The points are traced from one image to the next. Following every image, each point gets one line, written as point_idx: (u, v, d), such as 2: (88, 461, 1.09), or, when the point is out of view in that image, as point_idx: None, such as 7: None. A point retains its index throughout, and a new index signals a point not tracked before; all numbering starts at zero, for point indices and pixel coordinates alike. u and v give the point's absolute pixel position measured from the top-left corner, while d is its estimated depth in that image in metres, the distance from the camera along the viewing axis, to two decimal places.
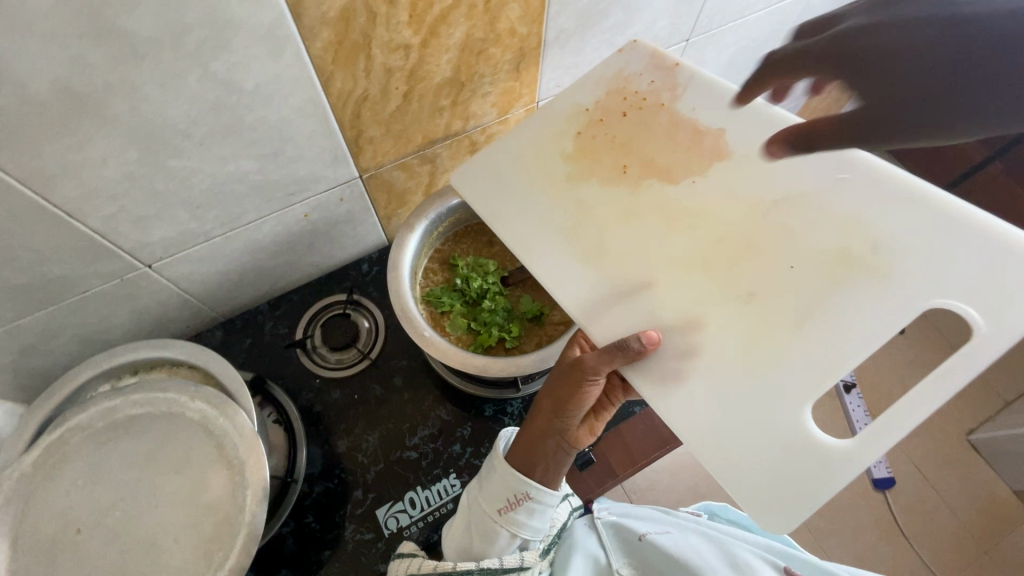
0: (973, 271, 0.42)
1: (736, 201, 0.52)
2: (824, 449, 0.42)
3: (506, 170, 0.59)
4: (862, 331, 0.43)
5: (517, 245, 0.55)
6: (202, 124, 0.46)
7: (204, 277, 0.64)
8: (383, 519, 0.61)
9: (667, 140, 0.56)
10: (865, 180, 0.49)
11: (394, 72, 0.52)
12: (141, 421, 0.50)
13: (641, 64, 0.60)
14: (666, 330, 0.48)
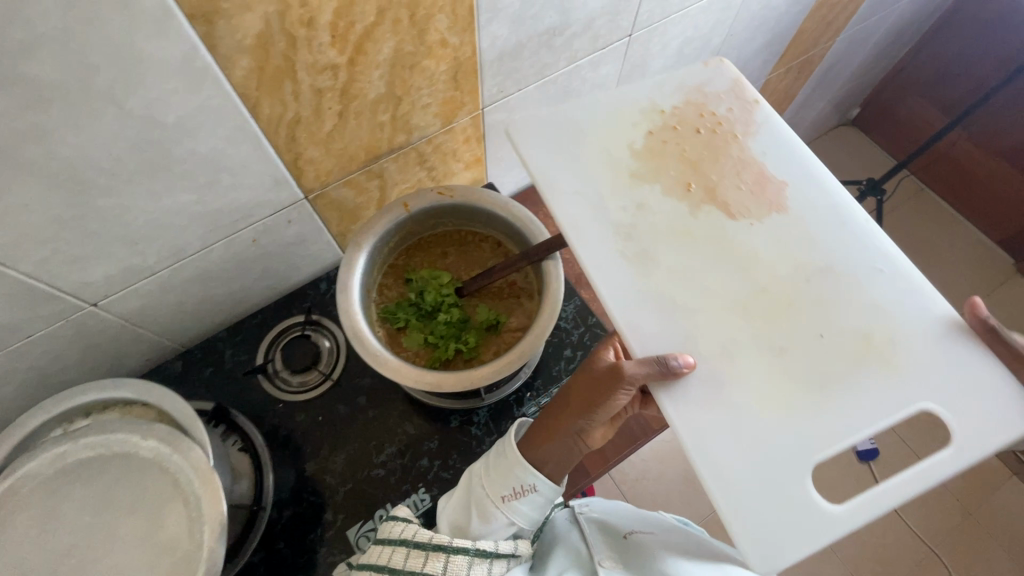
0: (967, 394, 0.49)
1: (785, 259, 0.55)
2: (826, 511, 0.45)
3: (572, 157, 0.59)
4: (875, 397, 0.49)
5: (570, 231, 0.55)
6: (128, 161, 0.46)
7: (156, 310, 0.63)
8: (355, 539, 0.61)
9: (732, 173, 0.58)
10: (889, 269, 0.54)
11: (325, 93, 0.52)
12: (92, 464, 0.50)
13: (724, 87, 0.62)
14: (701, 358, 0.50)
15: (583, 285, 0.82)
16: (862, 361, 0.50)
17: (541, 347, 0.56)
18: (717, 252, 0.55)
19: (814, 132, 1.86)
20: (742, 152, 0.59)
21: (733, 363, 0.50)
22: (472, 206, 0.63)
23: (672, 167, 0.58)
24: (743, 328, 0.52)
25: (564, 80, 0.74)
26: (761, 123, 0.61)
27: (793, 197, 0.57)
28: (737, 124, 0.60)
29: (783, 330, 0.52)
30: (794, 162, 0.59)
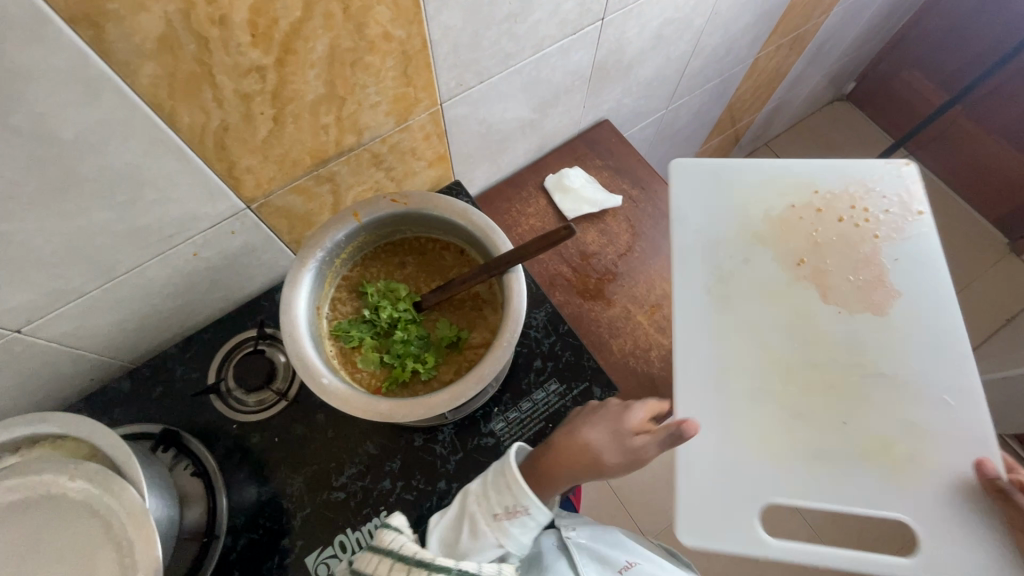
0: (936, 539, 0.56)
1: (854, 349, 0.65)
2: (763, 535, 0.57)
3: (739, 211, 0.72)
4: (861, 487, 0.59)
5: (709, 268, 0.69)
6: (25, 183, 0.41)
7: (93, 331, 0.59)
8: (314, 567, 0.59)
9: (841, 262, 0.69)
10: (940, 420, 0.61)
11: (254, 97, 0.47)
12: (17, 508, 0.47)
13: (894, 193, 0.71)
14: (722, 381, 0.64)
15: (557, 288, 0.78)
16: (869, 460, 0.60)
17: (500, 369, 0.52)
18: (801, 321, 0.67)
19: (808, 109, 1.80)
20: (872, 249, 0.69)
21: (752, 399, 0.63)
22: (430, 214, 0.59)
23: (795, 242, 0.71)
24: (790, 390, 0.64)
25: (531, 70, 0.68)
26: (908, 229, 0.70)
27: (898, 304, 0.67)
28: (885, 228, 0.70)
29: (835, 403, 0.63)
30: (910, 296, 0.67)
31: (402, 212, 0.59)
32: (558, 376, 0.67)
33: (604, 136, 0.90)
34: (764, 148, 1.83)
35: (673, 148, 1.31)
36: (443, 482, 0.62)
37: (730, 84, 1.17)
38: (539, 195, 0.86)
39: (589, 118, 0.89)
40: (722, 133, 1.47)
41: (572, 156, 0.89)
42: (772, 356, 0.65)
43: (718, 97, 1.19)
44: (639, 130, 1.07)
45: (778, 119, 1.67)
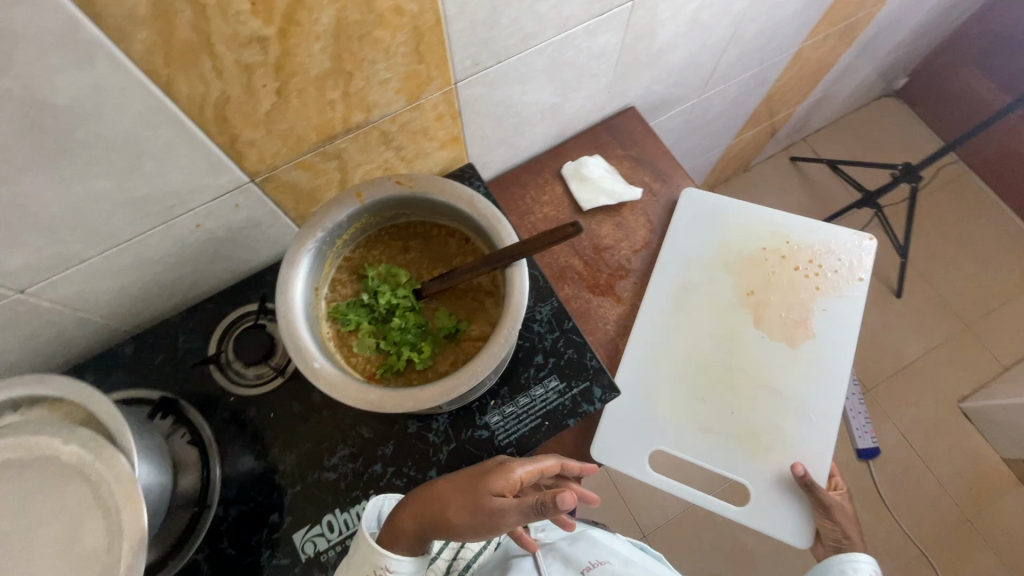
0: (763, 511, 0.72)
1: (766, 363, 0.78)
2: (642, 465, 0.72)
3: (714, 237, 0.84)
4: (728, 455, 0.73)
5: (676, 260, 0.81)
6: (20, 147, 0.40)
7: (97, 296, 0.59)
8: (301, 544, 0.59)
9: (778, 300, 0.81)
10: (805, 431, 0.75)
11: (255, 68, 0.45)
12: (13, 466, 0.48)
13: (847, 257, 0.84)
14: (652, 349, 0.77)
15: (567, 280, 0.76)
16: (739, 442, 0.74)
17: (494, 367, 0.50)
18: (725, 331, 0.79)
19: (853, 104, 1.70)
20: (804, 296, 0.81)
21: (674, 366, 0.77)
22: (435, 200, 0.57)
23: (752, 278, 0.82)
24: (698, 383, 0.76)
25: (553, 51, 0.65)
26: (839, 292, 0.82)
27: (806, 344, 0.79)
28: (829, 283, 0.82)
29: (733, 395, 0.76)
30: (823, 341, 0.79)
31: (406, 195, 0.57)
32: (558, 373, 0.65)
33: (629, 124, 0.86)
34: (802, 143, 1.74)
35: (704, 138, 1.25)
36: (434, 470, 0.61)
37: (769, 74, 1.10)
38: (555, 183, 0.83)
39: (615, 104, 0.85)
40: (757, 126, 1.40)
41: (593, 143, 0.85)
42: (698, 354, 0.77)
43: (756, 87, 1.13)
44: (668, 118, 1.02)
45: (820, 113, 1.59)
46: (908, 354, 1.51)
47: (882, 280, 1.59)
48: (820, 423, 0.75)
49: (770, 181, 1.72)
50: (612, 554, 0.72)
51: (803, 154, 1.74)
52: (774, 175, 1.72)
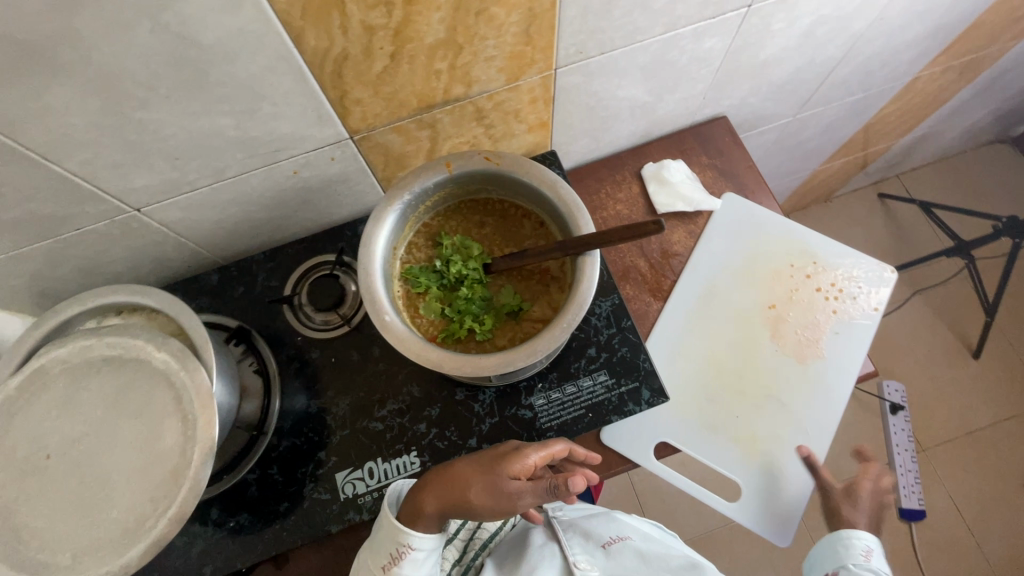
0: (755, 510, 0.69)
1: (781, 371, 0.74)
2: (640, 451, 0.70)
3: (748, 239, 0.79)
4: (724, 453, 0.70)
5: (704, 258, 0.79)
6: (165, 77, 0.44)
7: (198, 224, 0.64)
8: (341, 484, 0.63)
9: (803, 314, 0.76)
10: (806, 443, 0.71)
11: (377, 31, 0.47)
12: (112, 363, 0.53)
13: (877, 283, 0.77)
14: (666, 340, 0.75)
15: (629, 280, 0.76)
16: (736, 442, 0.71)
17: (553, 348, 0.52)
18: (742, 335, 0.75)
19: (959, 146, 1.58)
20: (824, 318, 0.76)
21: (685, 361, 0.74)
22: (519, 180, 0.58)
23: (781, 286, 0.78)
24: (703, 382, 0.73)
25: (657, 49, 0.64)
26: (866, 315, 0.76)
27: (819, 364, 0.74)
28: (851, 309, 0.76)
29: (737, 400, 0.72)
30: (842, 362, 0.74)
31: (491, 171, 0.58)
32: (609, 369, 0.66)
33: (717, 133, 0.84)
34: (894, 180, 1.64)
35: (790, 160, 1.20)
36: (474, 439, 0.64)
37: (873, 102, 1.04)
38: (632, 182, 0.82)
39: (706, 111, 0.83)
40: (849, 155, 1.33)
41: (678, 147, 0.84)
42: (709, 357, 0.75)
43: (857, 114, 1.07)
44: (757, 133, 0.99)
45: (920, 151, 1.49)
46: (975, 420, 1.41)
47: (960, 338, 1.48)
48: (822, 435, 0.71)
49: (851, 215, 1.63)
50: (630, 529, 0.74)
51: (893, 192, 1.63)
52: (857, 209, 1.63)
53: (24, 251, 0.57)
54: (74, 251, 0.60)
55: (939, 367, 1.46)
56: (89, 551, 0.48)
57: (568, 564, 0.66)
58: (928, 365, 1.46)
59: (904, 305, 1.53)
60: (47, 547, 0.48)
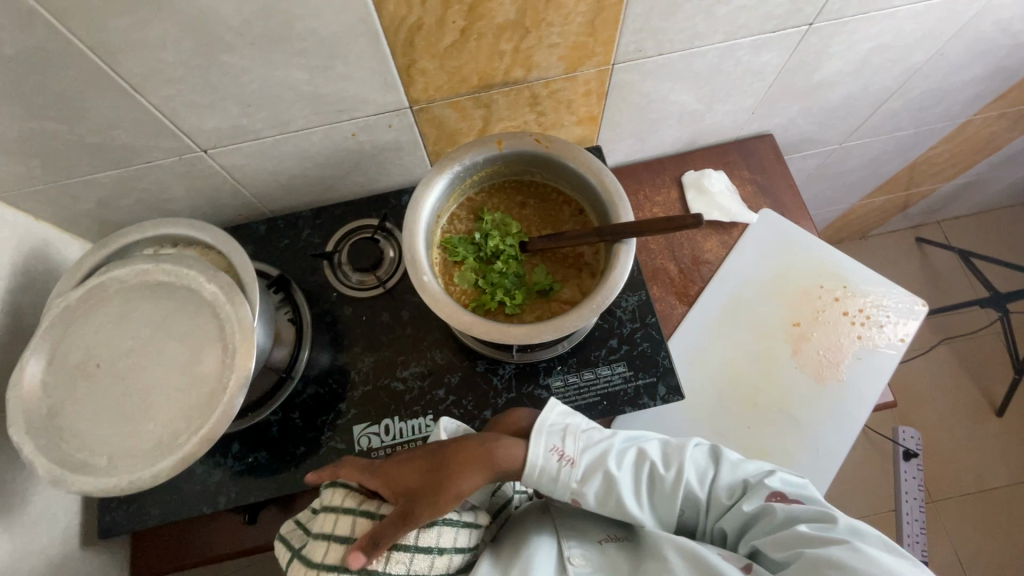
0: None
1: (798, 389, 0.74)
2: None
3: (780, 257, 0.80)
4: None
5: (733, 271, 0.79)
6: (254, 25, 0.48)
7: (255, 173, 0.68)
8: (357, 436, 0.65)
9: (826, 336, 0.76)
10: (815, 462, 0.71)
11: (453, 4, 0.50)
12: (164, 288, 0.56)
13: (906, 313, 0.77)
14: (686, 347, 0.76)
15: (657, 281, 0.78)
16: (745, 453, 0.71)
17: (580, 327, 0.53)
18: (763, 350, 0.76)
19: (1006, 199, 1.55)
20: (848, 342, 0.76)
21: (703, 369, 0.75)
22: (565, 165, 0.60)
23: (808, 307, 0.78)
24: (719, 391, 0.74)
25: (714, 57, 0.66)
26: (890, 345, 0.75)
27: (837, 387, 0.74)
28: (877, 336, 0.76)
29: (750, 412, 0.73)
30: (862, 387, 0.73)
31: (540, 153, 0.60)
32: (628, 361, 0.67)
33: (761, 150, 0.85)
34: (934, 225, 1.61)
35: (830, 190, 1.20)
36: (489, 411, 0.65)
37: (923, 140, 1.04)
38: (672, 187, 0.84)
39: (753, 127, 0.84)
40: (891, 193, 1.31)
41: (721, 159, 0.85)
42: (728, 366, 0.75)
43: (905, 150, 1.07)
44: (801, 157, 0.99)
45: (964, 199, 1.46)
46: (991, 479, 1.37)
47: (984, 393, 1.45)
48: (833, 455, 0.71)
49: (885, 256, 1.61)
50: None
51: (932, 237, 1.61)
52: (892, 250, 1.61)
53: (97, 176, 0.62)
54: (140, 183, 0.64)
55: (959, 419, 1.43)
56: (123, 458, 0.51)
57: None
58: (947, 417, 1.43)
59: (929, 353, 1.50)
60: (87, 448, 0.51)
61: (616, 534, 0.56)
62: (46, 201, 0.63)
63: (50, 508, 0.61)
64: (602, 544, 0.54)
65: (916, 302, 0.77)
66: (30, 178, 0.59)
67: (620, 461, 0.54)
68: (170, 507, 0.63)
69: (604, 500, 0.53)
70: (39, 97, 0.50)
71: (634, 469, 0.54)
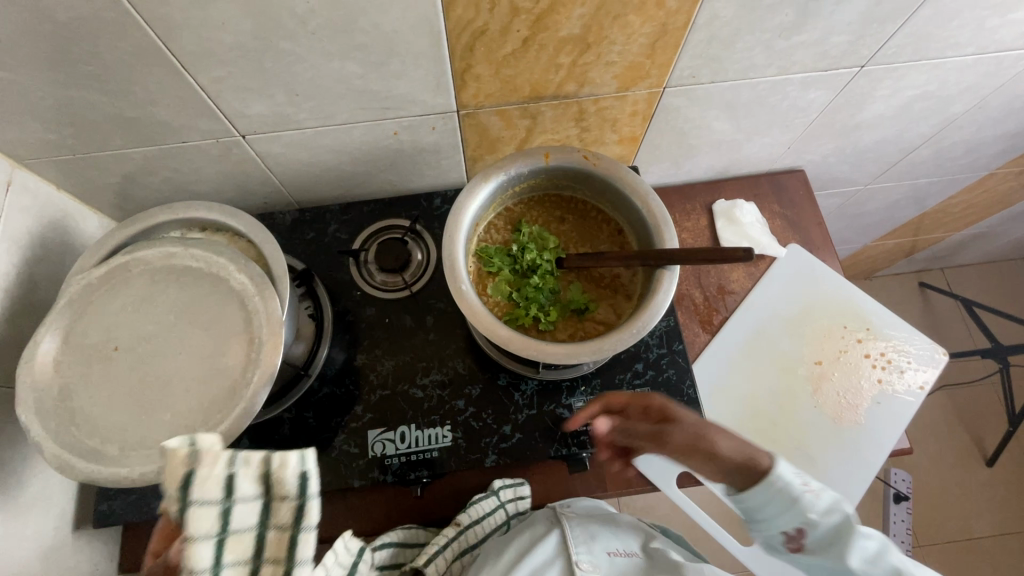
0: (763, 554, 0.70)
1: (816, 428, 0.74)
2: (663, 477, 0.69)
3: (805, 294, 0.80)
4: None
5: (760, 305, 0.79)
6: (318, 14, 0.46)
7: (289, 163, 0.66)
8: (371, 441, 0.63)
9: (846, 378, 0.76)
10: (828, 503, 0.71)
11: (520, 13, 0.50)
12: (192, 274, 0.54)
13: (926, 362, 0.77)
14: (707, 377, 0.76)
15: (682, 307, 0.77)
16: None
17: (619, 350, 0.52)
18: (783, 386, 0.76)
19: (1010, 253, 1.58)
20: (867, 385, 0.76)
21: (723, 399, 0.75)
22: (611, 185, 0.59)
23: (830, 346, 0.78)
24: (737, 424, 0.74)
25: (764, 89, 0.65)
26: (910, 392, 0.75)
27: (855, 430, 0.74)
28: (896, 382, 0.76)
29: (767, 447, 0.73)
30: (878, 432, 0.73)
31: (587, 171, 0.59)
32: (652, 387, 0.66)
33: (792, 185, 0.85)
34: (937, 272, 1.64)
35: (846, 228, 1.21)
36: (508, 426, 0.64)
37: (944, 189, 1.05)
38: (702, 214, 0.83)
39: (786, 162, 0.84)
40: (902, 238, 1.33)
41: (752, 190, 0.85)
42: (747, 400, 0.75)
43: (924, 198, 1.08)
44: (825, 195, 1.00)
45: (970, 249, 1.49)
46: (977, 527, 1.38)
47: (977, 442, 1.46)
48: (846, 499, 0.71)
49: (888, 297, 1.62)
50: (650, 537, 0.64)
51: (935, 284, 1.63)
52: (895, 293, 1.63)
53: (128, 152, 0.60)
54: (171, 163, 0.62)
55: (950, 465, 1.44)
56: (136, 448, 0.49)
57: (569, 564, 0.56)
58: (938, 463, 1.44)
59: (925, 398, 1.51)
60: (98, 435, 0.49)
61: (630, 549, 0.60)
62: (71, 172, 0.61)
63: (45, 491, 0.58)
64: (612, 555, 0.59)
65: (936, 351, 0.78)
66: (59, 147, 0.57)
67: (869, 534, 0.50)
68: None
69: (839, 557, 0.50)
70: (85, 66, 0.48)
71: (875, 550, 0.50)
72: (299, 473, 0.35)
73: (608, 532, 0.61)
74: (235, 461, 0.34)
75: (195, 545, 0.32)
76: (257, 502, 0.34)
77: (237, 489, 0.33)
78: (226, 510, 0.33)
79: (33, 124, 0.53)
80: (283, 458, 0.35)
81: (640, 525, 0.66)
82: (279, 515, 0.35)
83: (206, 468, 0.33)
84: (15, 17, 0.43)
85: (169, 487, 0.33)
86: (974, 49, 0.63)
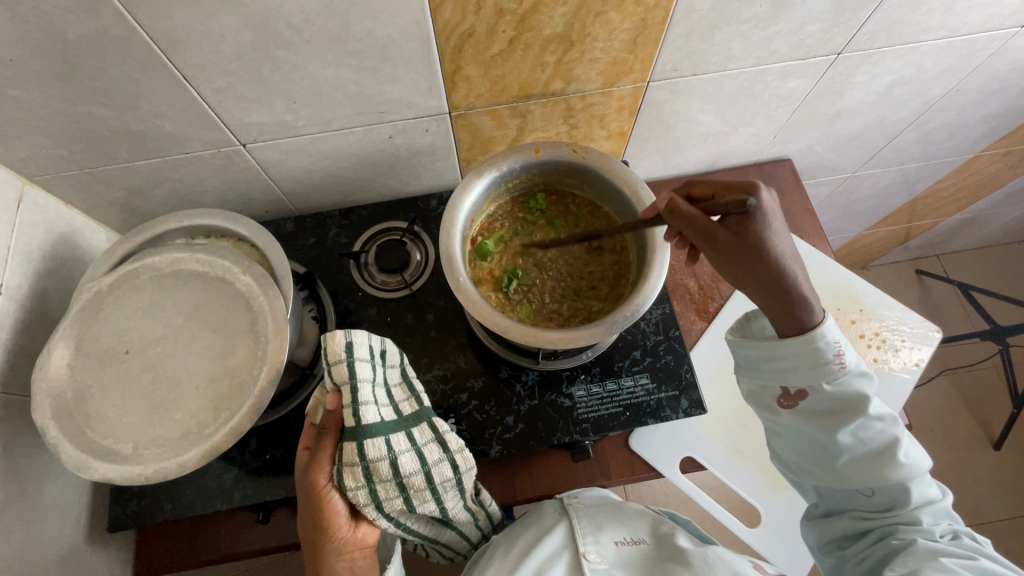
0: (771, 537, 0.71)
1: None
2: (664, 462, 0.70)
3: None
4: (748, 478, 0.72)
5: None
6: (313, 24, 0.49)
7: (290, 170, 0.68)
8: None
9: None
10: None
11: (505, 14, 0.52)
12: (199, 278, 0.56)
13: (914, 337, 0.82)
14: (709, 362, 0.78)
15: (676, 295, 0.78)
16: (761, 471, 0.72)
17: (613, 333, 0.54)
18: None
19: (1003, 237, 1.59)
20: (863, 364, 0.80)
21: (724, 383, 0.77)
22: (600, 176, 0.61)
23: None
24: (739, 409, 0.75)
25: (745, 80, 0.67)
26: (899, 369, 0.79)
27: None
28: (892, 360, 0.80)
29: None
30: None
31: (576, 163, 0.61)
32: (651, 373, 0.67)
33: (779, 172, 0.87)
34: (933, 259, 1.65)
35: (838, 217, 1.23)
36: (512, 417, 0.65)
37: (933, 174, 1.07)
38: None
39: (773, 151, 0.87)
40: (894, 225, 1.34)
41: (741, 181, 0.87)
42: None
43: (913, 183, 1.10)
44: (814, 183, 1.02)
45: (964, 235, 1.50)
46: (988, 510, 1.36)
47: (982, 426, 1.46)
48: None
49: (887, 285, 1.63)
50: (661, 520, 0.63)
51: (931, 270, 1.64)
52: (892, 280, 1.64)
53: (134, 165, 0.62)
54: (175, 174, 0.64)
55: (956, 448, 1.43)
56: (150, 446, 0.50)
57: (576, 558, 0.58)
58: (946, 446, 1.43)
59: (928, 383, 1.52)
60: (112, 435, 0.50)
61: (637, 537, 0.61)
62: (78, 186, 0.63)
63: (61, 496, 0.60)
64: (620, 544, 0.60)
65: (922, 326, 0.83)
66: (67, 162, 0.59)
67: (874, 427, 0.53)
68: (183, 501, 0.62)
69: (833, 426, 0.53)
70: (92, 81, 0.51)
71: (868, 428, 0.53)
72: (405, 367, 0.58)
73: (616, 519, 0.62)
74: (375, 350, 0.55)
75: (363, 424, 0.50)
76: (400, 389, 0.57)
77: (385, 381, 0.55)
78: (373, 397, 0.52)
79: (42, 140, 0.56)
80: (386, 349, 0.56)
81: (645, 508, 0.65)
82: (405, 407, 0.56)
83: (359, 350, 0.52)
84: (27, 36, 0.45)
85: (336, 380, 0.52)
86: (946, 32, 0.65)
